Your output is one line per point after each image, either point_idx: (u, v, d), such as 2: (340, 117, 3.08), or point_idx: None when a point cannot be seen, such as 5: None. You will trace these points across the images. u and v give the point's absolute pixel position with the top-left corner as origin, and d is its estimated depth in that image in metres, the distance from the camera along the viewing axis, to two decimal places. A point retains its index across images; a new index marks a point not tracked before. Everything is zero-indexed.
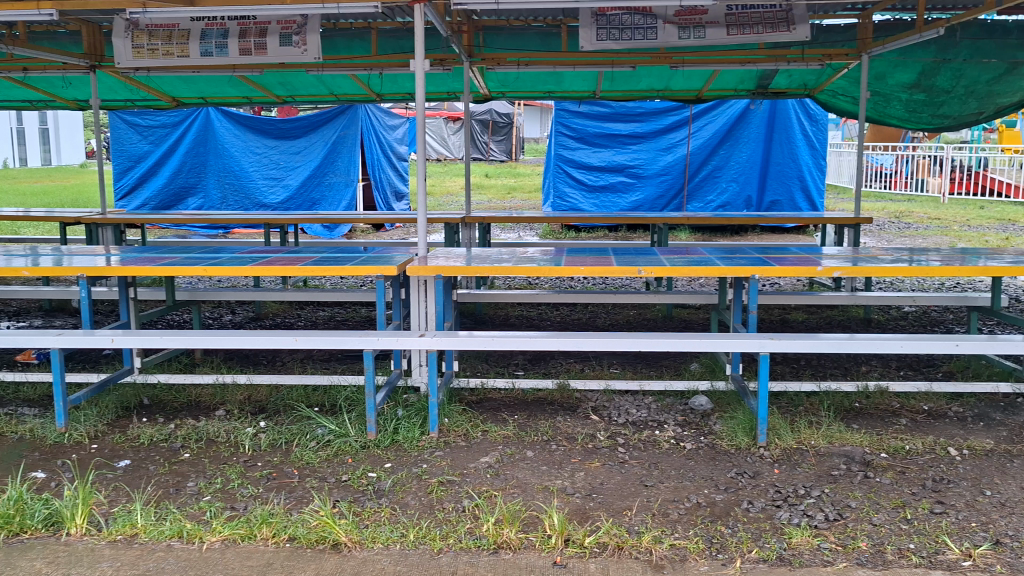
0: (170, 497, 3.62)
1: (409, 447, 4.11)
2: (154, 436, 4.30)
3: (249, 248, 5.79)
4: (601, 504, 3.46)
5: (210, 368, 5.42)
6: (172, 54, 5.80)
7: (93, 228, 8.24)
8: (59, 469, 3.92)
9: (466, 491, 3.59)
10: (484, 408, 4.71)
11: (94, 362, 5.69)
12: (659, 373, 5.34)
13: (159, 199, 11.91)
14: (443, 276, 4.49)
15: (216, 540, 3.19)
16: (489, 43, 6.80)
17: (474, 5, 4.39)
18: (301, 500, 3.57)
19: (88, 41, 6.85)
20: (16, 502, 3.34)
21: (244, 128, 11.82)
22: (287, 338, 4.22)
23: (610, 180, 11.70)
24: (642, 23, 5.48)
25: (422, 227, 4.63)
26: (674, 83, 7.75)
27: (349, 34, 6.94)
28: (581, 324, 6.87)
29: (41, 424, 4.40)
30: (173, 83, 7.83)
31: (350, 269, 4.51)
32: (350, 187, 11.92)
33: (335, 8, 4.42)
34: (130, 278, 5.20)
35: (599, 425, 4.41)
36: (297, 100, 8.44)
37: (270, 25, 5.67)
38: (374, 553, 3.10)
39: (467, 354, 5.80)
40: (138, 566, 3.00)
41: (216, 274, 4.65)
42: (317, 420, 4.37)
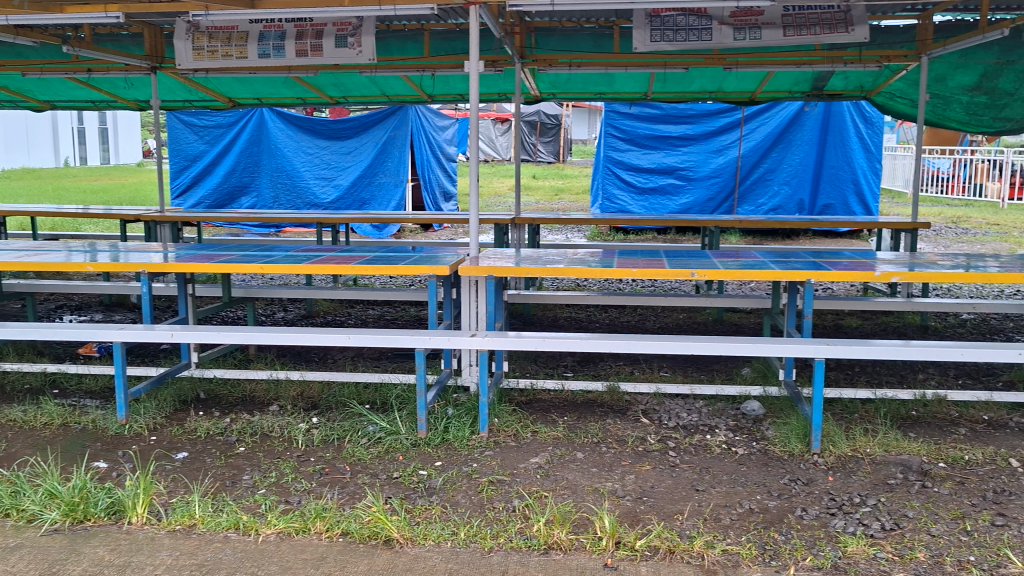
0: (227, 489, 3.69)
1: (459, 446, 4.13)
2: (210, 430, 4.39)
3: (302, 246, 5.86)
4: (652, 508, 3.44)
5: (264, 364, 5.52)
6: (231, 56, 5.92)
7: (152, 225, 8.44)
8: (120, 460, 4.03)
9: (517, 491, 3.61)
10: (533, 408, 4.72)
11: (153, 356, 5.82)
12: (710, 377, 5.30)
13: (214, 198, 12.17)
14: (494, 277, 4.52)
15: (271, 533, 3.25)
16: (541, 44, 6.85)
17: (528, 7, 4.39)
18: (354, 495, 3.61)
19: (150, 42, 7.03)
20: (81, 490, 3.44)
21: (296, 128, 11.99)
22: (340, 337, 4.27)
23: (659, 182, 11.63)
24: (696, 24, 5.45)
25: (474, 227, 4.66)
26: (727, 84, 7.68)
27: (402, 36, 7.00)
28: (630, 326, 6.84)
29: (103, 416, 4.52)
30: (230, 83, 7.97)
31: (402, 269, 4.55)
32: (400, 187, 12.01)
33: (392, 10, 4.46)
34: (188, 275, 5.31)
35: (649, 429, 4.39)
36: (349, 101, 8.53)
37: (326, 26, 5.73)
38: (426, 550, 3.12)
39: (516, 355, 5.82)
40: (197, 556, 3.06)
41: (271, 272, 4.73)
42: (369, 417, 4.42)
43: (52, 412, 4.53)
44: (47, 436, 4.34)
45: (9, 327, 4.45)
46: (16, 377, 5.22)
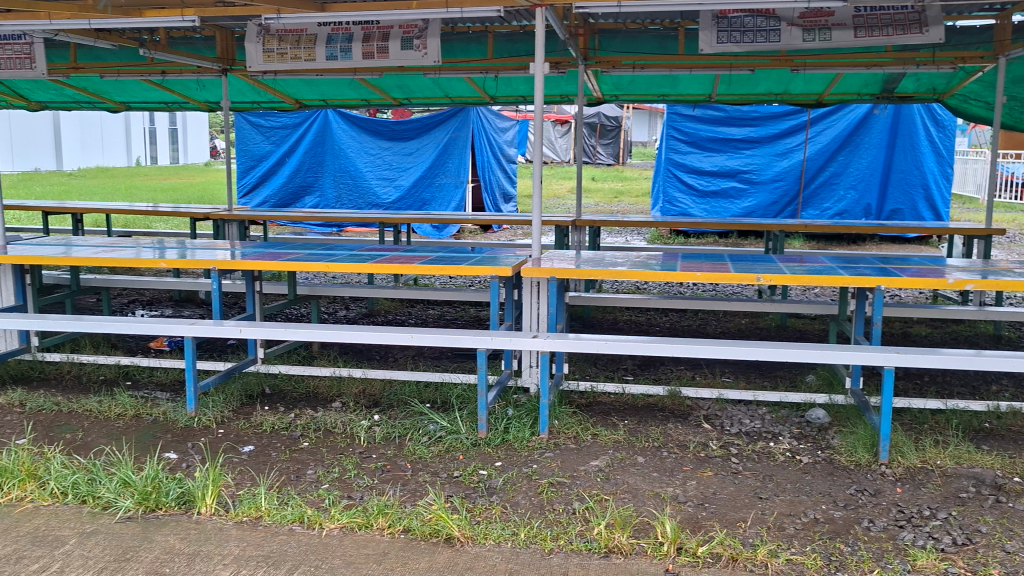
0: (292, 483, 3.76)
1: (519, 446, 4.14)
2: (275, 424, 4.48)
3: (366, 245, 5.94)
4: (715, 514, 3.40)
5: (328, 361, 5.61)
6: (299, 58, 6.03)
7: (220, 224, 8.65)
8: (189, 451, 4.14)
9: (577, 493, 3.60)
10: (594, 411, 4.71)
11: (221, 352, 5.97)
12: (774, 384, 5.21)
13: (279, 197, 12.42)
14: (557, 278, 4.53)
15: (335, 527, 3.30)
16: (605, 46, 6.80)
17: (595, 8, 4.38)
18: (415, 492, 3.65)
19: (222, 45, 7.22)
20: (153, 479, 3.55)
21: (360, 129, 12.17)
22: (403, 335, 4.31)
23: (722, 185, 11.50)
24: (765, 25, 5.37)
25: (536, 228, 4.66)
26: (793, 86, 7.55)
27: (466, 37, 7.04)
28: (691, 331, 6.78)
29: (173, 408, 4.66)
30: (297, 85, 8.14)
31: (465, 269, 4.58)
32: (460, 188, 12.09)
33: (459, 13, 4.50)
34: (255, 272, 5.43)
35: (711, 434, 4.34)
36: (412, 103, 8.62)
37: (393, 29, 5.81)
38: (486, 550, 3.14)
39: (577, 357, 5.81)
40: (263, 547, 3.13)
41: (336, 270, 4.82)
42: (430, 416, 4.45)
43: (125, 403, 4.68)
44: (120, 426, 4.48)
45: (85, 320, 4.62)
46: (92, 369, 5.42)
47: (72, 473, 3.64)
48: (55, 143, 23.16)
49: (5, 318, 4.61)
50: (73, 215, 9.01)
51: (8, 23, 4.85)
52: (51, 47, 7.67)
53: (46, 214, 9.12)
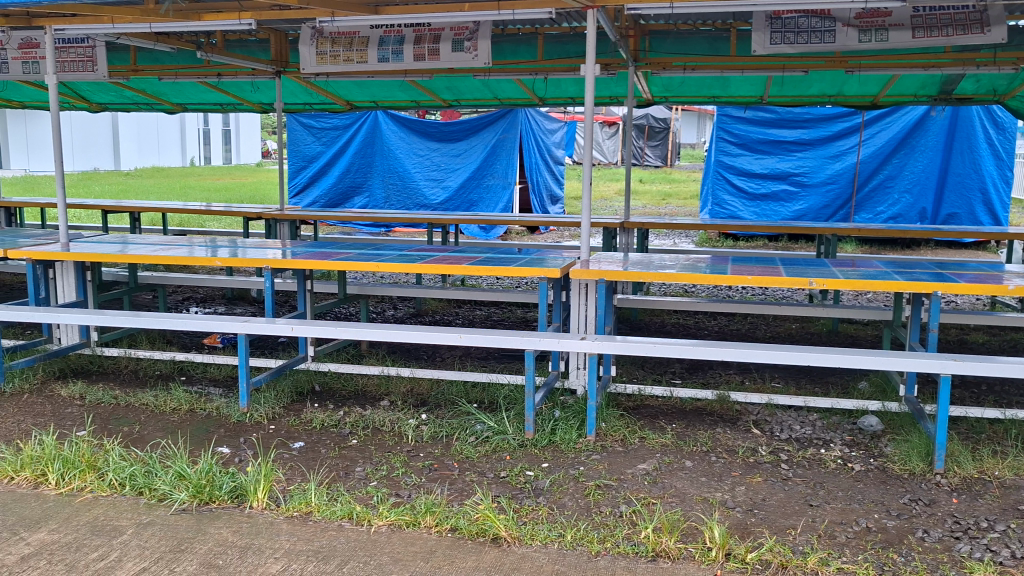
0: (341, 479, 3.82)
1: (566, 448, 4.14)
2: (325, 421, 4.55)
3: (414, 245, 5.99)
4: (764, 521, 3.36)
5: (376, 359, 5.67)
6: (352, 61, 6.09)
7: (272, 224, 8.80)
8: (241, 446, 4.22)
9: (624, 496, 3.59)
10: (641, 414, 4.69)
11: (272, 349, 6.08)
12: (825, 390, 5.12)
13: (329, 197, 12.59)
14: (605, 281, 4.52)
15: (382, 524, 3.34)
16: (656, 47, 6.83)
17: (649, 9, 4.38)
18: (462, 492, 3.68)
19: (276, 48, 7.34)
20: (207, 473, 3.63)
21: (409, 130, 12.26)
22: (452, 335, 4.33)
23: (772, 188, 11.36)
24: (820, 26, 5.31)
25: (586, 230, 4.65)
26: (848, 87, 7.41)
27: (516, 39, 7.08)
28: (740, 335, 6.71)
29: (226, 404, 4.75)
30: (348, 87, 8.24)
31: (514, 270, 4.60)
32: (507, 189, 12.10)
33: (511, 15, 4.51)
34: (306, 271, 5.52)
35: (761, 440, 4.29)
36: (461, 104, 8.67)
37: (444, 31, 5.84)
38: (533, 550, 3.14)
39: (624, 360, 5.79)
40: (313, 542, 3.18)
41: (386, 270, 4.87)
42: (477, 416, 4.48)
43: (180, 398, 4.79)
44: (175, 420, 4.59)
45: (142, 316, 4.74)
46: (148, 364, 5.55)
47: (130, 464, 3.74)
48: (113, 144, 23.85)
49: (66, 313, 4.75)
50: (131, 214, 9.23)
51: (73, 27, 4.99)
52: (111, 49, 7.86)
53: (105, 213, 9.36)
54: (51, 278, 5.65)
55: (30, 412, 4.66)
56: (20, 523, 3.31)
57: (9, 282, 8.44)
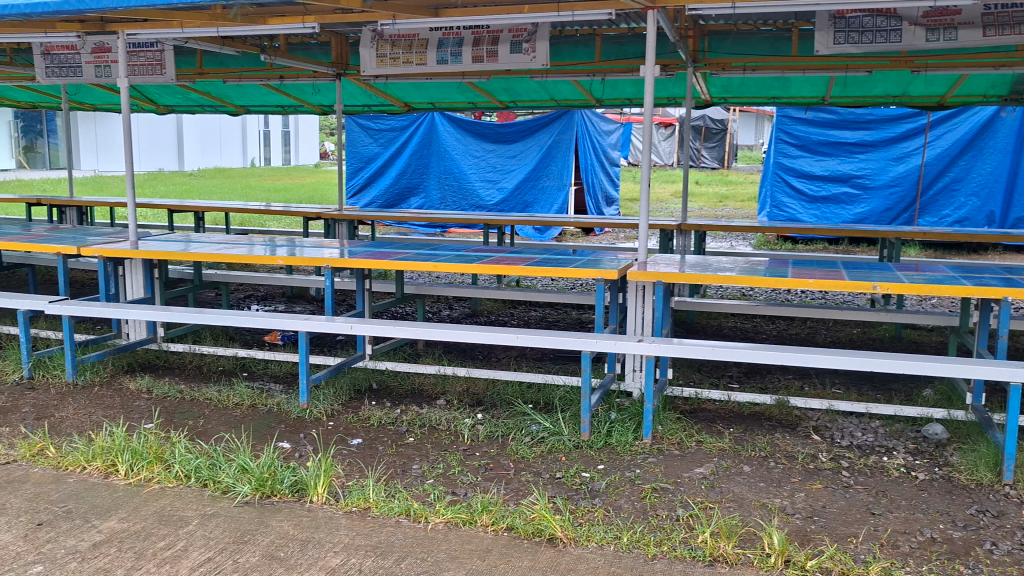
0: (398, 476, 3.86)
1: (622, 450, 4.13)
2: (382, 419, 4.61)
3: (469, 245, 6.02)
4: (824, 528, 3.31)
5: (432, 359, 5.73)
6: (411, 62, 6.17)
7: (331, 224, 8.93)
8: (301, 442, 4.30)
9: (681, 500, 3.57)
10: (698, 418, 4.66)
11: (330, 346, 6.22)
12: (887, 397, 5.02)
13: (385, 198, 12.72)
14: (663, 283, 4.50)
15: (439, 522, 3.37)
16: (715, 48, 6.77)
17: (710, 10, 4.35)
18: (519, 491, 3.69)
19: (337, 50, 7.45)
20: (269, 467, 3.71)
21: (465, 131, 12.34)
22: (509, 335, 4.36)
23: (833, 190, 11.15)
24: (884, 26, 5.17)
25: (643, 231, 4.62)
26: (913, 87, 7.24)
27: (574, 41, 7.08)
28: (799, 339, 6.61)
29: (287, 400, 4.84)
30: (407, 89, 8.36)
31: (571, 272, 4.60)
32: (563, 191, 12.12)
33: (570, 16, 4.50)
34: (365, 270, 5.58)
35: (821, 446, 4.22)
36: (518, 105, 8.70)
37: (502, 33, 5.84)
38: (588, 552, 3.14)
39: (680, 362, 5.75)
40: (372, 537, 3.22)
41: (444, 270, 4.91)
42: (533, 416, 4.49)
43: (242, 393, 4.90)
44: (238, 415, 4.70)
45: (206, 313, 4.86)
46: (212, 360, 5.68)
47: (195, 457, 3.84)
48: (177, 146, 24.54)
49: (134, 309, 4.90)
50: (195, 212, 9.46)
51: (144, 31, 5.13)
52: (178, 53, 8.08)
53: (170, 212, 9.61)
54: (121, 275, 5.83)
55: (101, 404, 4.81)
56: (92, 512, 3.42)
57: (81, 279, 8.73)
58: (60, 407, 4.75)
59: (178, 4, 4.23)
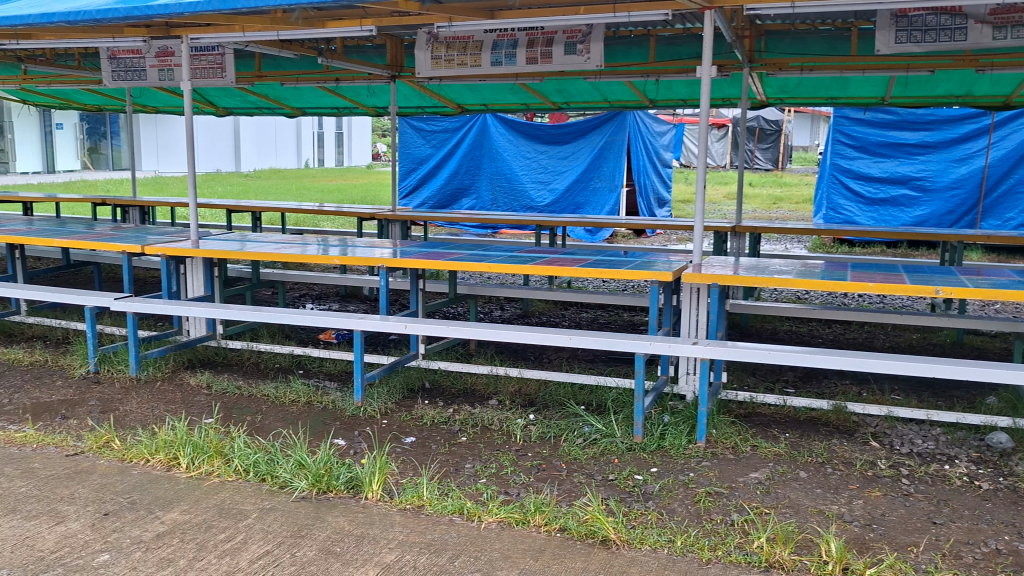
0: (451, 475, 3.90)
1: (676, 453, 4.10)
2: (435, 418, 4.65)
3: (522, 246, 6.03)
4: (884, 536, 3.25)
5: (485, 359, 5.76)
6: (466, 64, 6.23)
7: (385, 224, 9.02)
8: (356, 439, 4.35)
9: (736, 504, 3.53)
10: (753, 422, 4.61)
11: (384, 346, 6.29)
12: (949, 404, 4.90)
13: (437, 198, 12.79)
14: (718, 286, 4.46)
15: (492, 521, 3.39)
16: (772, 48, 6.70)
17: (768, 9, 4.29)
18: (571, 493, 3.69)
19: (392, 53, 7.54)
20: (325, 463, 3.77)
21: (517, 133, 12.37)
22: (562, 337, 4.37)
23: (891, 193, 10.93)
24: (950, 24, 5.02)
25: (698, 233, 4.58)
26: (977, 87, 7.07)
27: (628, 41, 7.06)
28: (856, 344, 6.49)
29: (342, 398, 4.91)
30: (460, 91, 8.41)
31: (625, 273, 4.58)
32: (614, 192, 12.10)
33: (626, 17, 4.48)
34: (419, 270, 5.63)
35: (880, 453, 4.15)
36: (571, 107, 8.72)
37: (557, 34, 5.83)
38: (642, 554, 3.13)
39: (734, 366, 5.68)
40: (425, 535, 3.25)
41: (498, 271, 4.92)
42: (584, 418, 4.49)
43: (299, 391, 4.98)
44: (294, 411, 4.78)
45: (263, 311, 4.95)
46: (270, 357, 5.79)
47: (254, 452, 3.92)
48: (234, 148, 25.02)
49: (195, 307, 5.02)
50: (252, 212, 9.64)
51: (207, 35, 5.27)
52: (239, 56, 8.29)
53: (228, 212, 9.80)
54: (183, 273, 5.98)
55: (163, 399, 4.94)
56: (155, 503, 3.52)
57: (143, 277, 8.97)
58: (124, 400, 4.89)
59: (241, 8, 4.34)
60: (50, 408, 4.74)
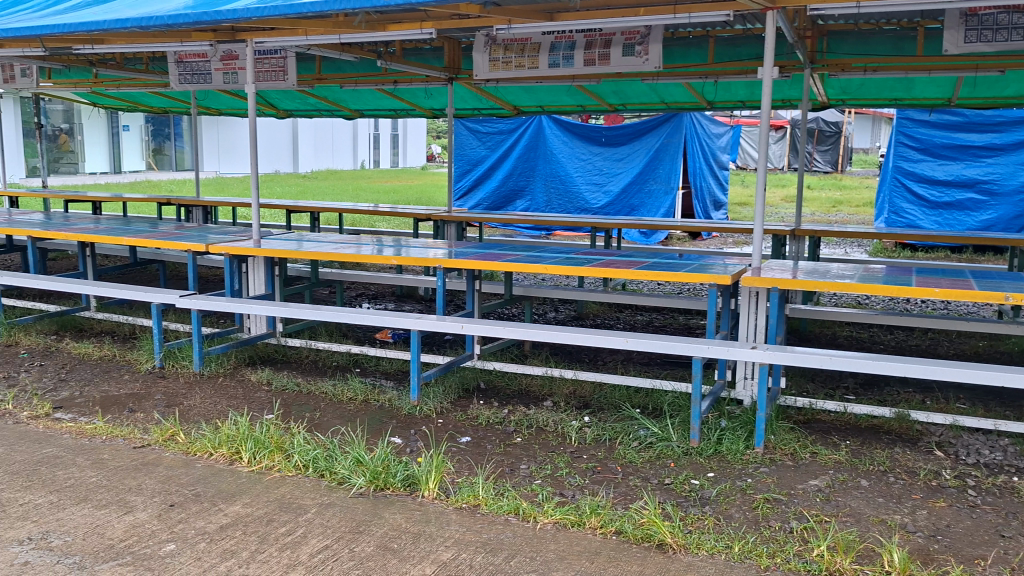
0: (506, 475, 3.91)
1: (733, 459, 4.06)
2: (490, 418, 4.68)
3: (577, 248, 6.03)
4: (949, 548, 3.17)
5: (539, 360, 5.77)
6: (523, 66, 6.25)
7: (441, 224, 9.10)
8: (412, 438, 4.40)
9: (795, 512, 3.48)
10: (812, 429, 4.54)
11: (440, 346, 6.35)
12: (1017, 414, 4.77)
13: (491, 200, 12.82)
14: (778, 290, 4.39)
15: (548, 522, 3.40)
16: (834, 48, 6.61)
17: (832, 9, 4.21)
18: (627, 496, 3.68)
19: (449, 55, 7.60)
20: (383, 461, 3.82)
21: (572, 135, 12.36)
22: (618, 339, 4.36)
23: (956, 196, 10.66)
24: (1022, 23, 4.88)
25: (758, 236, 4.52)
26: None
27: (686, 43, 7.03)
28: (918, 351, 6.35)
29: (398, 396, 4.96)
30: (516, 92, 8.43)
31: (683, 276, 4.54)
32: (670, 194, 12.02)
33: (687, 18, 4.45)
34: (475, 270, 5.66)
35: (945, 463, 4.05)
36: (627, 108, 8.68)
37: (615, 36, 5.81)
38: (699, 559, 3.11)
39: (793, 371, 5.60)
40: (481, 534, 3.27)
41: (554, 273, 4.93)
42: (640, 421, 4.47)
43: (356, 389, 5.06)
44: (352, 409, 4.85)
45: (322, 310, 5.04)
46: (328, 355, 5.89)
47: (313, 448, 3.99)
48: (293, 150, 25.48)
49: (256, 305, 5.13)
50: (310, 212, 9.80)
51: (271, 39, 5.38)
52: (300, 60, 8.44)
53: (288, 212, 9.98)
54: (245, 272, 6.11)
55: (225, 394, 5.06)
56: (219, 496, 3.60)
57: (205, 275, 9.19)
58: (188, 395, 5.01)
59: (307, 12, 4.43)
60: (119, 402, 4.89)
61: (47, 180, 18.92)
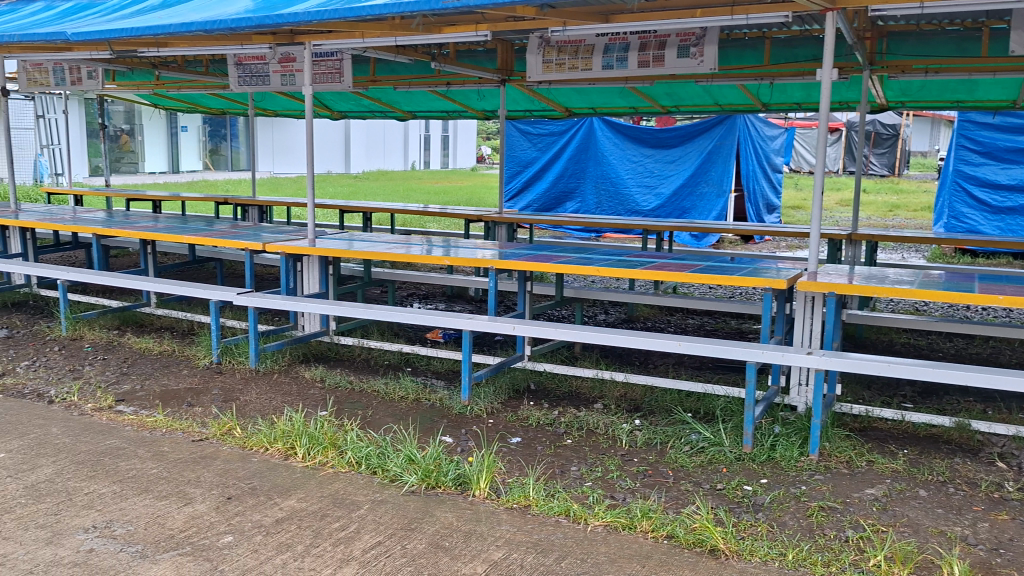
0: (557, 477, 3.92)
1: (787, 466, 4.01)
2: (541, 419, 4.69)
3: (629, 250, 6.01)
4: (1012, 562, 3.09)
5: (590, 363, 5.77)
6: (577, 68, 6.22)
7: (491, 226, 9.13)
8: (463, 437, 4.43)
9: (850, 521, 3.43)
10: (868, 437, 4.46)
11: (490, 346, 6.37)
12: None
13: (541, 201, 12.81)
14: (835, 294, 4.31)
15: (598, 524, 3.39)
16: (894, 49, 6.47)
17: (895, 10, 4.13)
18: (678, 500, 3.66)
19: (502, 57, 7.61)
20: (435, 459, 3.85)
21: (623, 136, 12.31)
22: (671, 342, 4.32)
23: (1020, 201, 10.39)
24: None
25: (815, 240, 4.45)
26: None
27: (742, 44, 6.96)
28: (979, 359, 6.19)
29: (449, 396, 5.00)
30: (569, 94, 8.42)
31: (737, 279, 4.50)
32: (722, 197, 11.90)
33: (745, 19, 4.39)
34: (525, 271, 5.67)
35: (1007, 475, 3.95)
36: (680, 110, 8.62)
37: (670, 37, 5.77)
38: (752, 566, 3.07)
39: (848, 378, 5.51)
40: (532, 535, 3.29)
41: (606, 275, 4.92)
42: (692, 425, 4.43)
43: (408, 388, 5.11)
44: (403, 407, 4.90)
45: (374, 309, 5.09)
46: (379, 354, 5.96)
47: (366, 445, 4.04)
48: (345, 151, 25.82)
49: (310, 303, 5.21)
50: (362, 212, 9.93)
51: (328, 41, 5.45)
52: (355, 61, 8.55)
53: (341, 212, 10.12)
54: (299, 270, 6.20)
55: (280, 391, 5.15)
56: (274, 490, 3.67)
57: (260, 273, 9.36)
58: (244, 391, 5.11)
59: (366, 15, 4.49)
60: (178, 396, 5.01)
61: (110, 179, 19.46)
